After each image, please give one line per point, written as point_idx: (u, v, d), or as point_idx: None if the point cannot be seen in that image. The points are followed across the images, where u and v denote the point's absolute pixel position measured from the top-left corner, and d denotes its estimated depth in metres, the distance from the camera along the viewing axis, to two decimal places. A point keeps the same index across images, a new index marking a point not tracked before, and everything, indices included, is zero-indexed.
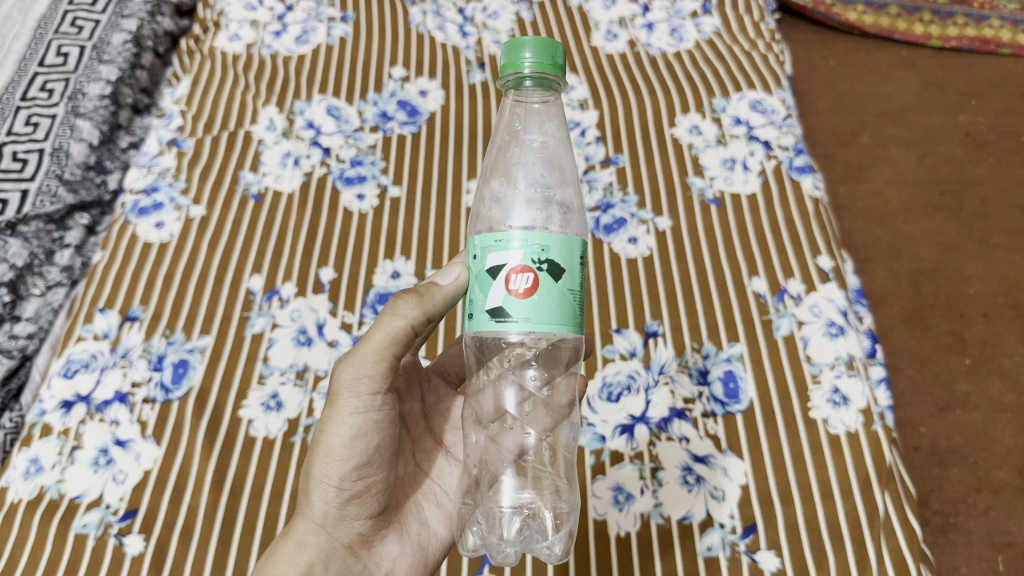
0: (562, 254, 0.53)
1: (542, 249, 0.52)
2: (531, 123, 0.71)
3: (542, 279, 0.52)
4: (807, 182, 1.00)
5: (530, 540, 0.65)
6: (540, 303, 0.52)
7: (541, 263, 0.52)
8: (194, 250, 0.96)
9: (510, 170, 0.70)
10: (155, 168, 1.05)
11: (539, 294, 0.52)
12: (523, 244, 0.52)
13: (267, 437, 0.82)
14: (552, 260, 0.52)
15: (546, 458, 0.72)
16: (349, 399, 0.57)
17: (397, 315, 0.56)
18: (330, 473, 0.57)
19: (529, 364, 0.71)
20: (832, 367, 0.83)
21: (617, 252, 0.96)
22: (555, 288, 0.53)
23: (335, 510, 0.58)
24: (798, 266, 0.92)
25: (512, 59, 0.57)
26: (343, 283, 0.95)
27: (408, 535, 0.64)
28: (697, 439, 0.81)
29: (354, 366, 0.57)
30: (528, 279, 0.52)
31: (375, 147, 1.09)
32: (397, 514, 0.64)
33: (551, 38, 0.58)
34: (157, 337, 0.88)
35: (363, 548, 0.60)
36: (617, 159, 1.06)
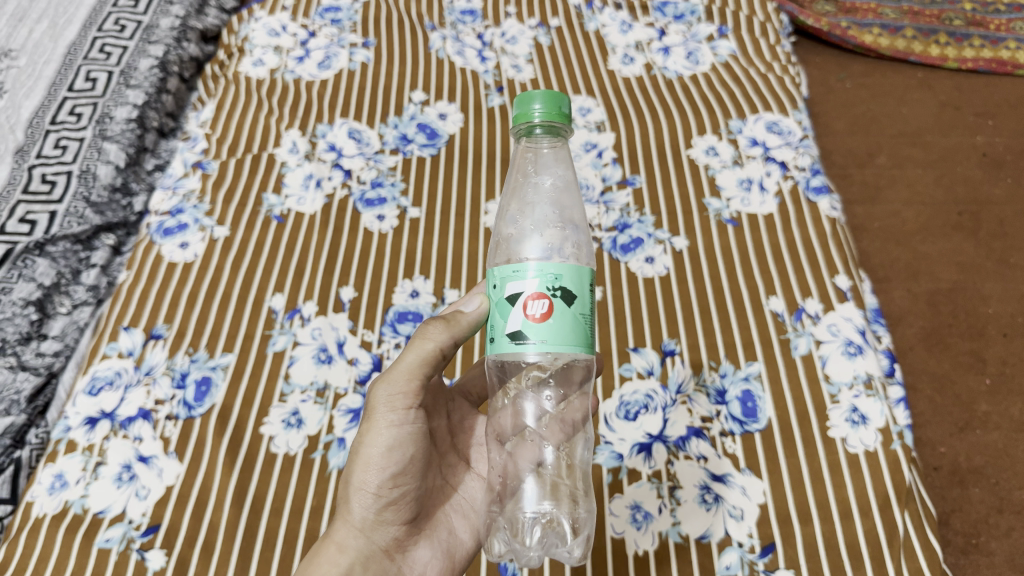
0: (575, 282, 0.54)
1: (555, 277, 0.53)
2: (545, 159, 0.73)
3: (557, 304, 0.53)
4: (824, 203, 1.00)
5: (552, 544, 0.66)
6: (554, 328, 0.53)
7: (554, 289, 0.53)
8: (217, 270, 0.98)
9: (524, 205, 0.71)
10: (180, 190, 1.07)
11: (553, 320, 0.53)
12: (536, 272, 0.53)
13: (287, 452, 0.83)
14: (565, 288, 0.54)
15: (564, 468, 0.71)
16: (386, 413, 0.60)
17: (428, 337, 0.60)
18: (369, 481, 0.60)
19: (545, 385, 0.72)
20: (851, 386, 0.83)
21: (634, 271, 0.97)
22: (568, 312, 0.54)
23: (372, 515, 0.61)
24: (816, 285, 0.93)
25: (523, 110, 0.60)
26: (364, 301, 0.96)
27: (440, 542, 0.66)
28: (715, 458, 0.80)
29: (389, 382, 0.60)
30: (543, 305, 0.53)
31: (396, 169, 1.11)
32: (429, 521, 0.66)
33: (559, 91, 0.60)
34: (181, 354, 0.90)
35: (398, 552, 0.62)
36: (634, 180, 1.07)
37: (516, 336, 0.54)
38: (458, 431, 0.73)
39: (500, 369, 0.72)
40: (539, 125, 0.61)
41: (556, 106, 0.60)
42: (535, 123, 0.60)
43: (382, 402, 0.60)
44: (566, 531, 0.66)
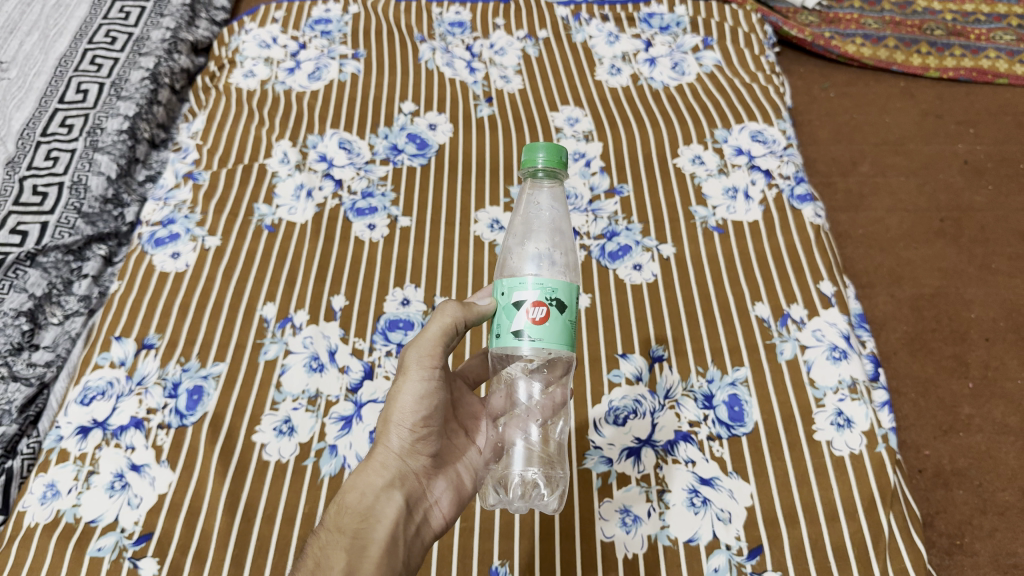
0: (568, 294, 0.58)
1: (552, 285, 0.57)
2: (545, 197, 0.74)
3: (552, 310, 0.57)
4: (808, 210, 1.03)
5: (533, 497, 0.72)
6: (547, 334, 0.56)
7: (550, 295, 0.57)
8: (209, 280, 0.99)
9: (526, 238, 0.73)
10: (171, 202, 1.08)
11: (547, 326, 0.56)
12: (536, 279, 0.57)
13: (279, 460, 0.83)
14: (562, 297, 0.57)
15: (547, 442, 0.76)
16: (416, 364, 0.64)
17: (447, 315, 0.63)
18: (406, 418, 0.64)
19: (533, 373, 0.76)
20: (835, 391, 0.85)
21: (623, 278, 0.98)
22: (560, 319, 0.57)
23: (407, 444, 0.65)
24: (800, 291, 0.94)
25: (527, 157, 0.64)
26: (354, 310, 0.96)
27: (459, 475, 0.70)
28: (703, 462, 0.81)
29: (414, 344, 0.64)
30: (539, 309, 0.57)
31: (386, 179, 1.12)
32: (450, 458, 0.70)
33: (561, 145, 0.65)
34: (173, 364, 0.91)
35: (426, 479, 0.67)
36: (621, 189, 1.08)
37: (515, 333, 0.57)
38: (459, 401, 0.75)
39: (499, 358, 0.75)
40: (541, 172, 0.66)
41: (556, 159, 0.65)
42: (538, 169, 0.65)
43: (413, 355, 0.64)
44: (543, 488, 0.73)
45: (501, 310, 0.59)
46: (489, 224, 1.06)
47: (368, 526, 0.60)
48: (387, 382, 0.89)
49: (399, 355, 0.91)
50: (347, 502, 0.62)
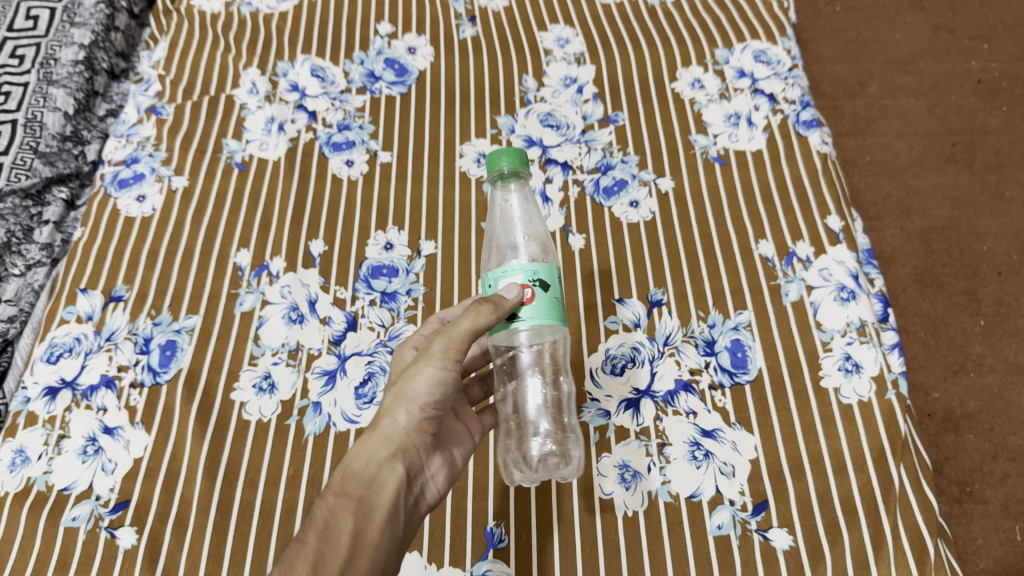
0: (549, 274, 0.61)
1: (533, 267, 0.60)
2: (512, 198, 0.76)
3: (538, 291, 0.60)
4: (815, 137, 0.97)
5: (552, 468, 0.72)
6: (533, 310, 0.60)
7: (533, 277, 0.60)
8: (178, 225, 0.93)
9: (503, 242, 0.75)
10: (133, 138, 1.01)
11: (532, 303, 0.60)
12: (519, 264, 0.60)
13: (260, 420, 0.78)
14: (544, 277, 0.60)
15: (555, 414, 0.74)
16: (440, 351, 0.60)
17: (481, 314, 0.58)
18: (419, 399, 0.60)
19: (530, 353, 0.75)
20: (843, 333, 0.81)
21: (618, 216, 0.92)
22: (545, 297, 0.60)
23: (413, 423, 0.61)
24: (806, 227, 0.89)
25: (492, 165, 0.70)
26: (334, 256, 0.90)
27: (453, 450, 0.69)
28: (705, 413, 0.77)
29: (438, 338, 0.60)
30: (526, 290, 0.60)
31: (363, 109, 1.04)
32: (444, 433, 0.68)
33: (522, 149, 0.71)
34: (143, 317, 0.85)
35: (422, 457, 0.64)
36: (616, 118, 1.01)
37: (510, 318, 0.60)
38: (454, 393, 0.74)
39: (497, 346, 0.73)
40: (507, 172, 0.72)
41: (519, 159, 0.72)
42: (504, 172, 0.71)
43: (440, 342, 0.60)
44: (559, 457, 0.72)
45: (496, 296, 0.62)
46: (475, 158, 0.99)
47: (374, 496, 0.58)
48: (371, 333, 0.84)
49: (384, 305, 0.86)
50: (354, 469, 0.59)
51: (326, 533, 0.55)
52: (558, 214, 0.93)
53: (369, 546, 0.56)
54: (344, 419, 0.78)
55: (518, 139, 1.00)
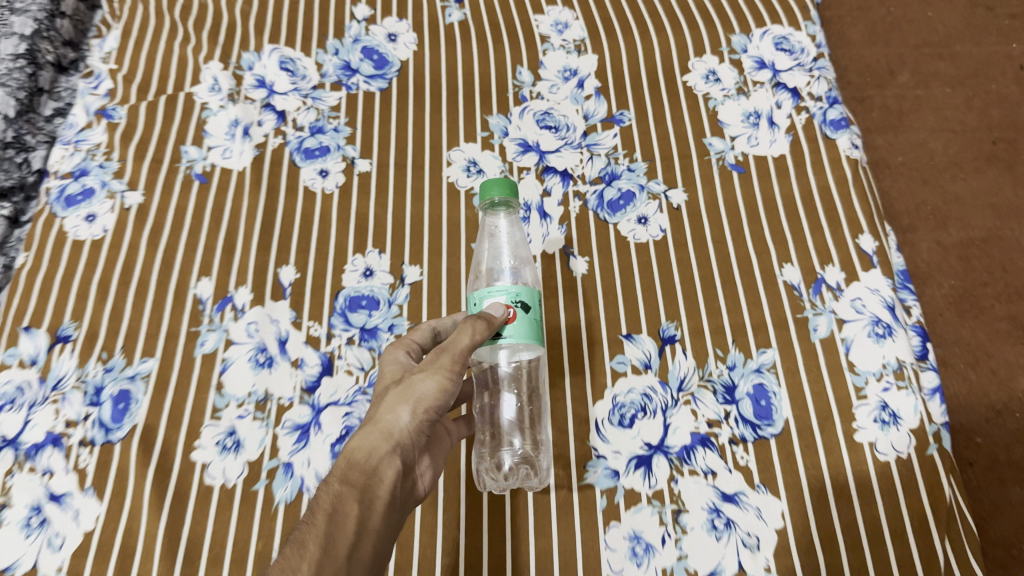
0: (531, 297, 0.65)
1: (516, 290, 0.64)
2: (500, 227, 0.75)
3: (520, 312, 0.64)
4: (844, 139, 0.86)
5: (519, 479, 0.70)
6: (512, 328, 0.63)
7: (514, 299, 0.64)
8: (131, 249, 0.83)
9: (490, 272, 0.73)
10: (82, 146, 0.90)
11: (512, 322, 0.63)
12: (504, 286, 0.64)
13: (225, 485, 0.70)
14: (526, 298, 0.64)
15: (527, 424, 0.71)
16: (444, 359, 0.60)
17: (475, 330, 0.60)
18: (423, 396, 0.59)
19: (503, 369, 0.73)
20: (879, 377, 0.72)
21: (625, 235, 0.82)
22: (524, 317, 0.64)
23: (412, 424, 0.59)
24: (836, 249, 0.79)
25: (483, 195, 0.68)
26: (307, 285, 0.80)
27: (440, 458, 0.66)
28: (725, 473, 0.69)
29: (440, 348, 0.60)
30: (509, 311, 0.64)
31: (339, 109, 0.93)
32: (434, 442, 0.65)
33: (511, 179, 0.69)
34: (93, 362, 0.76)
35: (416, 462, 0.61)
36: (621, 117, 0.91)
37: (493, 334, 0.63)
38: None
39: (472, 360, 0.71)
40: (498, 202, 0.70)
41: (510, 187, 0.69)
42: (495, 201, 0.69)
43: (447, 347, 0.60)
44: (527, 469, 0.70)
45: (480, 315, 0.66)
46: (465, 166, 0.88)
47: (376, 486, 0.55)
48: (349, 378, 0.75)
49: (363, 344, 0.77)
50: (358, 457, 0.56)
51: (333, 518, 0.51)
52: (557, 233, 0.83)
53: (369, 543, 0.52)
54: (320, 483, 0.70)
55: (512, 143, 0.90)
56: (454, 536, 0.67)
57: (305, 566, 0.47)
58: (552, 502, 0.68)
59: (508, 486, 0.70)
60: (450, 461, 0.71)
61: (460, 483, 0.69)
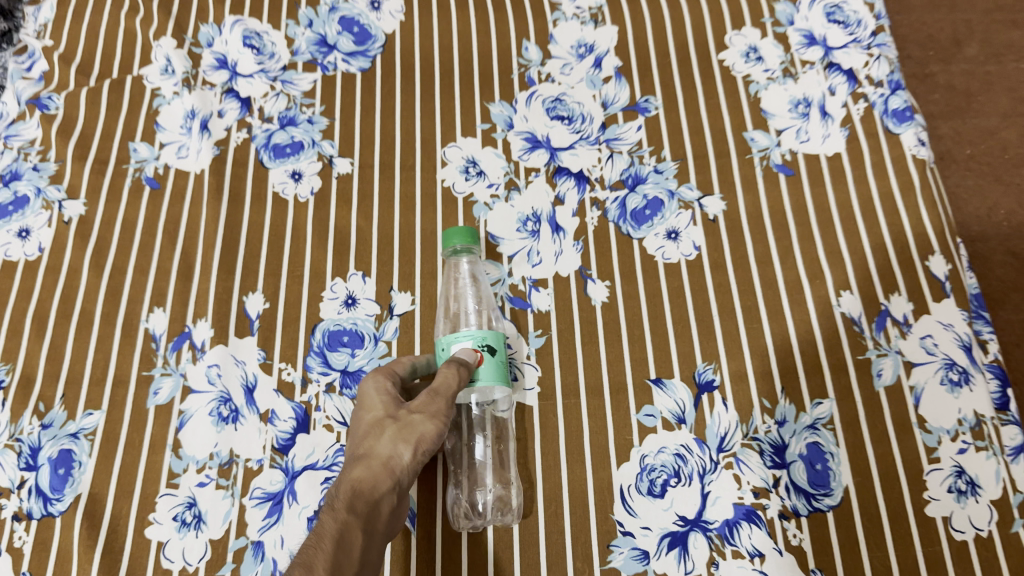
0: (497, 339, 0.60)
1: (482, 333, 0.59)
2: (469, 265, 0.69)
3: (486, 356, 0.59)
4: (908, 135, 0.72)
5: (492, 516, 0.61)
6: (480, 375, 0.59)
7: (483, 342, 0.59)
8: (72, 273, 0.70)
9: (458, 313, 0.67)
10: (14, 142, 0.77)
11: (482, 367, 0.59)
12: (468, 330, 0.59)
13: (184, 570, 0.59)
14: (494, 341, 0.60)
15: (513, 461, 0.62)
16: (438, 402, 0.56)
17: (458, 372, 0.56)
18: (421, 434, 0.54)
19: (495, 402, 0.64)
20: (954, 436, 0.61)
21: (652, 254, 0.70)
22: (493, 361, 0.59)
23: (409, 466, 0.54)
24: (903, 272, 0.67)
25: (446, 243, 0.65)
26: (279, 317, 0.68)
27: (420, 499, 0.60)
28: (776, 556, 0.59)
29: (431, 391, 0.56)
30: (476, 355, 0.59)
31: (313, 94, 0.79)
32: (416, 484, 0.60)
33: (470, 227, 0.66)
34: (29, 416, 0.65)
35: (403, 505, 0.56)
36: (646, 105, 0.77)
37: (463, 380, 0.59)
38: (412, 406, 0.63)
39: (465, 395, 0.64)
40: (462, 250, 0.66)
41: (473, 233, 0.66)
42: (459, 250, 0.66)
43: (446, 388, 0.56)
44: (502, 507, 0.61)
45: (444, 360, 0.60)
46: (463, 166, 0.75)
47: (378, 520, 0.51)
48: (329, 435, 0.64)
49: (345, 391, 0.65)
50: (363, 491, 0.51)
51: (339, 549, 0.46)
52: (572, 250, 0.71)
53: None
54: None
55: (519, 138, 0.76)
56: None
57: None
58: None
59: (478, 527, 0.61)
60: (449, 540, 0.60)
61: (461, 567, 0.59)
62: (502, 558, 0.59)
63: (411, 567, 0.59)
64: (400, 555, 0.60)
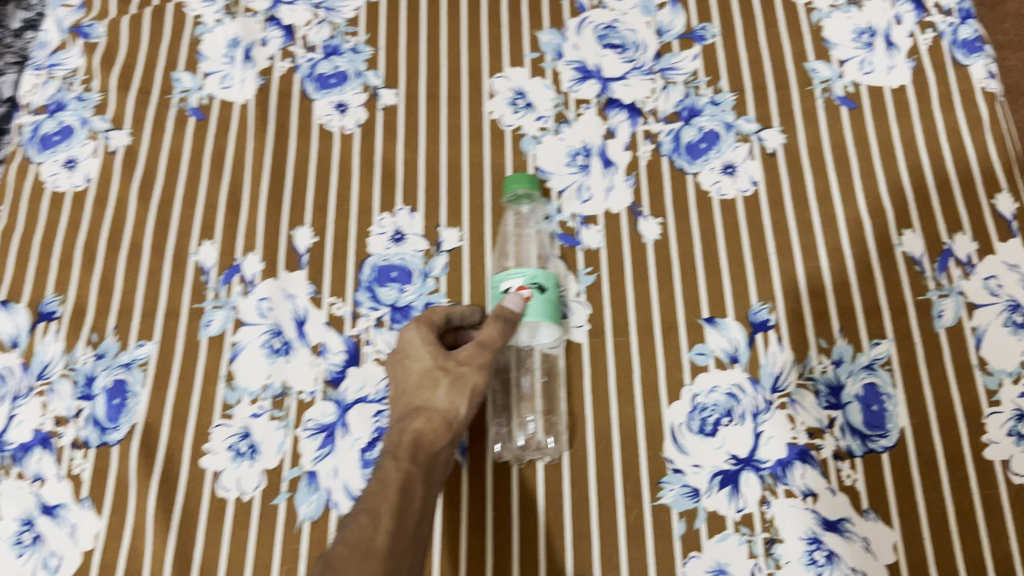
0: (547, 279, 0.60)
1: (532, 272, 0.59)
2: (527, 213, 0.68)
3: (535, 294, 0.59)
4: (978, 67, 0.70)
5: (532, 449, 0.61)
6: (528, 313, 0.59)
7: (532, 280, 0.59)
8: (119, 205, 0.70)
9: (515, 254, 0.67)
10: (57, 72, 0.76)
11: (530, 306, 0.59)
12: (518, 269, 0.59)
13: (240, 499, 0.60)
14: (544, 281, 0.59)
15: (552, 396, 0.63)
16: (484, 354, 0.57)
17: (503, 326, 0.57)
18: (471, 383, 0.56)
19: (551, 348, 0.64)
20: (1016, 379, 0.60)
21: (707, 190, 0.68)
22: (542, 299, 0.59)
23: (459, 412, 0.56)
24: (968, 210, 0.65)
25: (509, 188, 0.65)
26: (328, 251, 0.68)
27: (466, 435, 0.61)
28: (828, 496, 0.58)
29: (478, 343, 0.57)
30: (525, 293, 0.59)
31: (358, 23, 0.77)
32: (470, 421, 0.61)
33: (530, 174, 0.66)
34: (82, 346, 0.65)
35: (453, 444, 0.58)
36: (703, 33, 0.75)
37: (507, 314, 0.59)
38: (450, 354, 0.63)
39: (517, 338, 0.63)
40: (523, 196, 0.67)
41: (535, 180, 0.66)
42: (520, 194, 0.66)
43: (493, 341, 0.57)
44: (541, 440, 0.62)
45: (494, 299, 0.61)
46: (511, 98, 0.73)
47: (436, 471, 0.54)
48: (379, 368, 0.64)
49: (396, 326, 0.65)
50: (424, 445, 0.53)
51: (403, 499, 0.50)
52: (624, 186, 0.69)
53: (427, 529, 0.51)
54: (347, 497, 0.60)
55: (568, 68, 0.74)
56: (506, 566, 0.58)
57: (380, 540, 0.47)
58: (620, 524, 0.58)
59: (525, 460, 0.61)
60: (499, 474, 0.60)
61: (512, 501, 0.59)
62: (552, 493, 0.59)
63: (462, 500, 0.60)
64: (450, 489, 0.60)
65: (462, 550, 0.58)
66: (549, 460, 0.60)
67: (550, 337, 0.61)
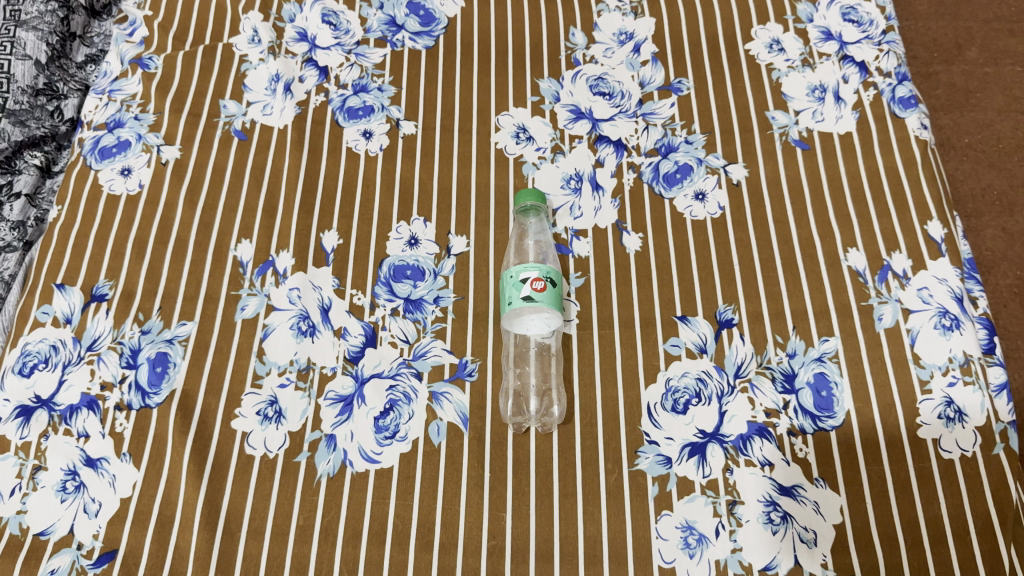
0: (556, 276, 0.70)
1: (547, 267, 0.69)
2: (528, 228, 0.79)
3: (548, 287, 0.69)
4: (912, 119, 0.82)
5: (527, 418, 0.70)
6: (544, 300, 0.68)
7: (547, 274, 0.69)
8: (169, 207, 0.80)
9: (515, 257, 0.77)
10: (117, 95, 0.87)
11: (545, 295, 0.68)
12: (536, 263, 0.69)
13: (265, 456, 0.68)
14: (555, 277, 0.69)
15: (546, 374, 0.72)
16: None
17: None
18: None
19: (546, 338, 0.73)
20: (945, 371, 0.69)
21: (681, 212, 0.79)
22: (553, 292, 0.69)
23: None
24: (903, 234, 0.76)
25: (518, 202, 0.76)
26: (351, 251, 0.77)
27: None
28: (783, 465, 0.67)
29: None
30: (540, 284, 0.68)
31: (383, 67, 0.89)
32: None
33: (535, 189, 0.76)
34: (129, 323, 0.74)
35: None
36: (680, 85, 0.87)
37: (527, 300, 0.68)
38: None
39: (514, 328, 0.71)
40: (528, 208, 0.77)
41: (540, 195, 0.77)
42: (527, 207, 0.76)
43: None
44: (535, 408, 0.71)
45: (505, 286, 0.70)
46: (514, 132, 0.85)
47: None
48: (393, 350, 0.72)
49: (408, 315, 0.74)
50: None
51: None
52: (610, 206, 0.80)
53: None
54: (362, 457, 0.68)
55: (564, 109, 0.86)
56: (500, 519, 0.65)
57: None
58: (602, 486, 0.66)
59: (521, 427, 0.69)
60: (496, 440, 0.68)
61: (507, 464, 0.67)
62: (542, 457, 0.67)
63: (462, 462, 0.67)
64: (452, 452, 0.68)
65: (462, 504, 0.66)
66: (541, 429, 0.69)
67: (553, 327, 0.69)
